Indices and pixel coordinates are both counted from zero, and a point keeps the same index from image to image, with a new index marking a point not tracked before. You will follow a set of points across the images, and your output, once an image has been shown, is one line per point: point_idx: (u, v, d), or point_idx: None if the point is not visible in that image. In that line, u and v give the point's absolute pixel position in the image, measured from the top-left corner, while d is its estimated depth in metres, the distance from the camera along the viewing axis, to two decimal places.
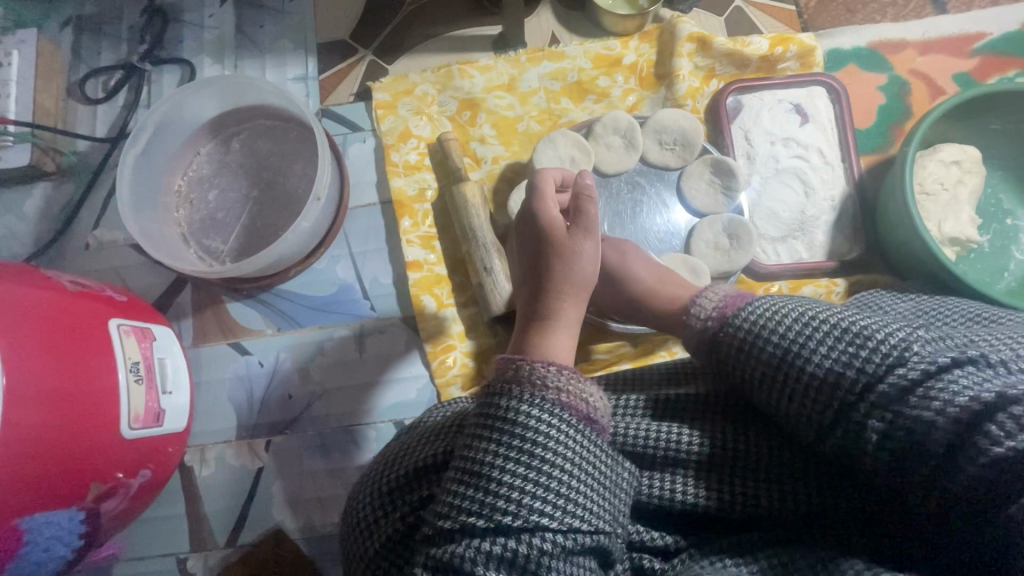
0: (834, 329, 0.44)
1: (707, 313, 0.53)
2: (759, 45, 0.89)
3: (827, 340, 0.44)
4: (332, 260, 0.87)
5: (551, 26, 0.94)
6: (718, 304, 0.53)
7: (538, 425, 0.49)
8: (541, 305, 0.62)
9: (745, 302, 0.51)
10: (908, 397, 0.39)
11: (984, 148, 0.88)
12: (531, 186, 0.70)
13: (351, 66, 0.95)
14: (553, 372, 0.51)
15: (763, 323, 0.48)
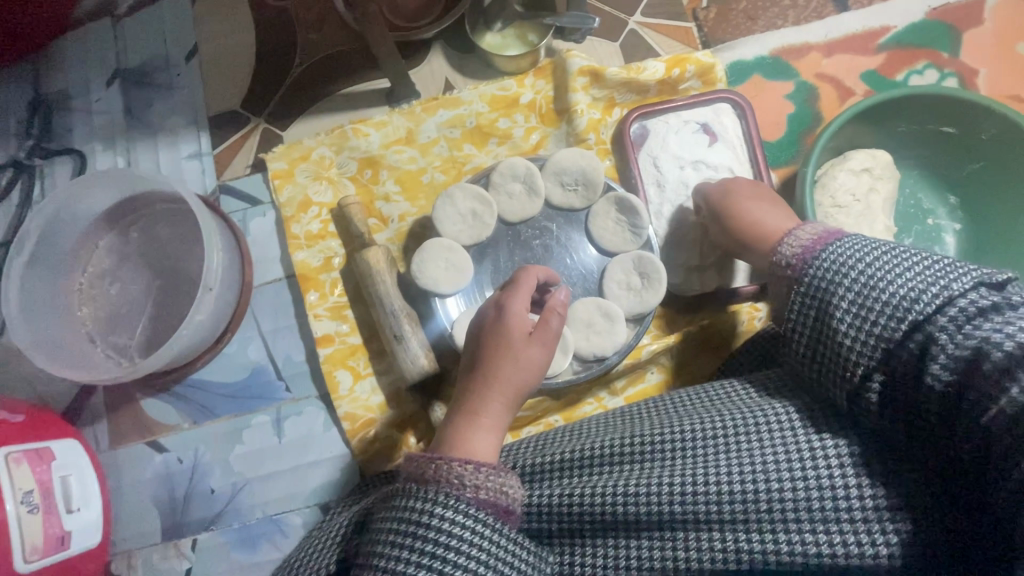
0: (866, 270, 0.49)
1: (799, 248, 0.56)
2: (654, 69, 0.87)
3: (848, 294, 0.49)
4: (243, 343, 0.85)
5: (444, 72, 0.91)
6: (809, 240, 0.56)
7: (450, 528, 0.54)
8: (471, 402, 0.66)
9: (835, 240, 0.54)
10: (965, 330, 0.43)
11: (896, 150, 0.85)
12: (513, 279, 0.74)
13: (245, 137, 0.92)
14: (468, 473, 0.57)
15: (835, 270, 0.51)
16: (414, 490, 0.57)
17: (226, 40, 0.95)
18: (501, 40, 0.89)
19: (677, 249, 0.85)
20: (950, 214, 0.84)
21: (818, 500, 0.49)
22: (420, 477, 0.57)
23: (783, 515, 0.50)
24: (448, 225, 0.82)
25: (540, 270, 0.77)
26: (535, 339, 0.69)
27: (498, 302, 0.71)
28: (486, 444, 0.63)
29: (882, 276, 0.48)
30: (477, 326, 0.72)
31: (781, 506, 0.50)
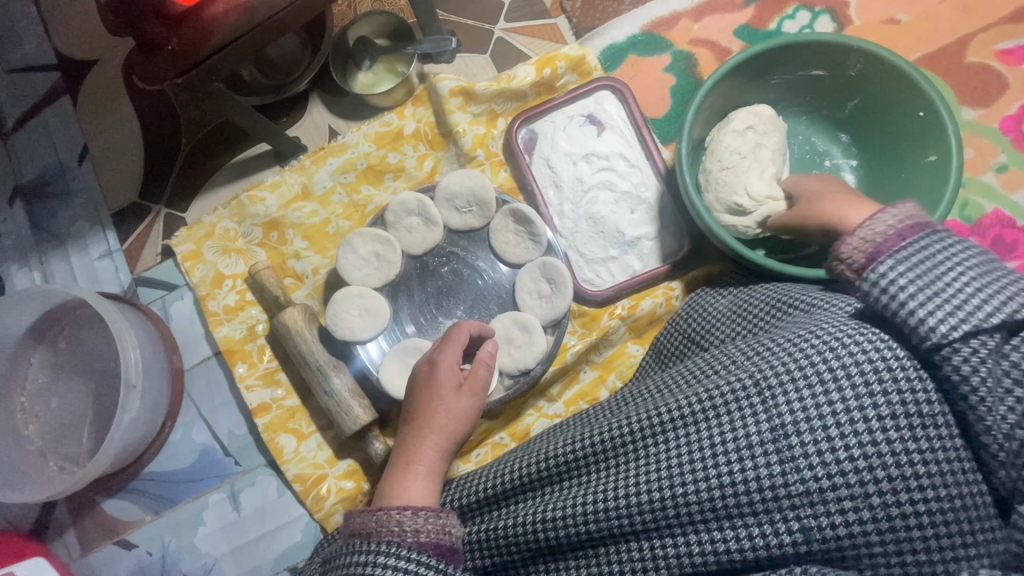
0: (962, 271, 0.49)
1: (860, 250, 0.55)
2: (524, 74, 0.87)
3: (960, 283, 0.48)
4: (186, 428, 0.86)
5: (326, 120, 0.92)
6: (868, 246, 0.55)
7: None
8: (403, 451, 0.66)
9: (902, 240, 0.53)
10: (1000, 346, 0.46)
11: (778, 102, 0.85)
12: (444, 332, 0.73)
13: (150, 227, 0.93)
14: (409, 517, 0.56)
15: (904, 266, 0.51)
16: (359, 543, 0.55)
17: (113, 135, 0.96)
18: (373, 77, 0.90)
19: (584, 244, 0.86)
20: (846, 151, 0.84)
21: (739, 496, 0.51)
22: (358, 532, 0.56)
23: (705, 513, 0.52)
24: (353, 273, 0.82)
25: (473, 324, 0.74)
26: (470, 386, 0.69)
27: (434, 358, 0.70)
28: (425, 491, 0.63)
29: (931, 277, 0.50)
30: (412, 391, 0.71)
31: (704, 505, 0.52)
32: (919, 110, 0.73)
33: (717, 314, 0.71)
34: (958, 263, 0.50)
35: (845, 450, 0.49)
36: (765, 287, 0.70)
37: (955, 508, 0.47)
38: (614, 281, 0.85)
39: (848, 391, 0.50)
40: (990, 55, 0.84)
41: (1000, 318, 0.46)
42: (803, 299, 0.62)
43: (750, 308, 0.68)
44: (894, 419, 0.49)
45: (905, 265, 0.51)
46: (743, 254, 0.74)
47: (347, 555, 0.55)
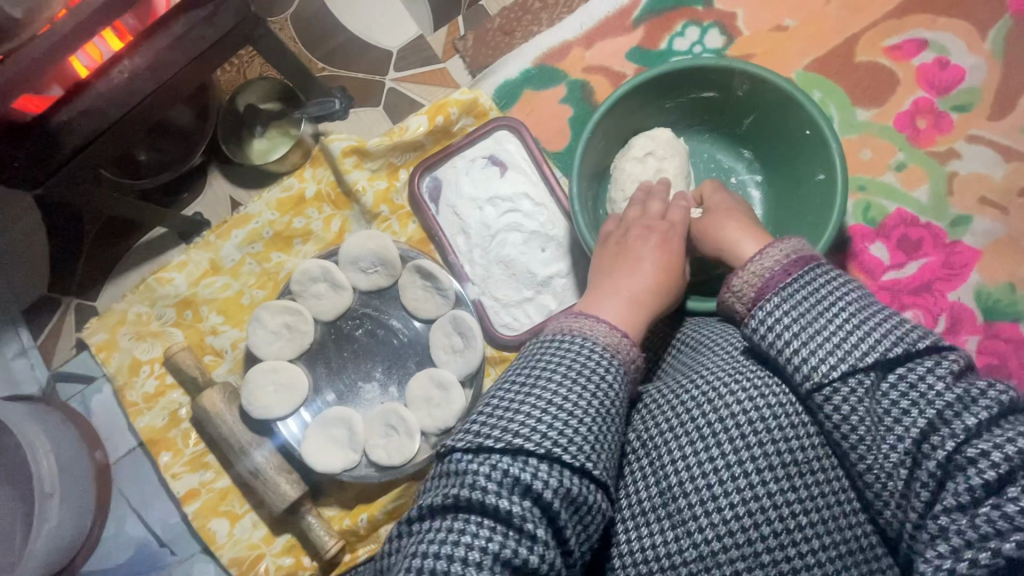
0: (847, 306, 0.46)
1: (749, 291, 0.53)
2: (417, 124, 0.86)
3: (844, 320, 0.45)
4: (119, 522, 0.85)
5: (227, 191, 0.91)
6: (759, 280, 0.52)
7: (590, 372, 0.46)
8: None
9: (799, 272, 0.50)
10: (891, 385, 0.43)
11: (679, 122, 0.83)
12: None
13: (62, 318, 0.91)
14: (596, 327, 0.50)
15: (798, 298, 0.48)
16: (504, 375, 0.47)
17: None
18: (268, 142, 0.88)
19: (498, 288, 0.85)
20: (750, 167, 0.83)
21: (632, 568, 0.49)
22: (544, 341, 0.49)
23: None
24: (266, 347, 0.81)
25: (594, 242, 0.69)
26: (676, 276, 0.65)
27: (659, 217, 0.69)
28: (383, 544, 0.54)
29: (814, 313, 0.46)
30: None
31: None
32: (805, 128, 0.72)
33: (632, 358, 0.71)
34: (844, 296, 0.47)
35: (748, 476, 0.48)
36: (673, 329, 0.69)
37: (839, 561, 0.46)
38: (532, 323, 0.84)
39: (727, 444, 0.49)
40: (878, 52, 0.84)
41: (877, 355, 0.43)
42: (694, 341, 0.63)
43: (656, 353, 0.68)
44: (772, 469, 0.48)
45: (794, 300, 0.48)
46: None
47: (508, 380, 0.47)
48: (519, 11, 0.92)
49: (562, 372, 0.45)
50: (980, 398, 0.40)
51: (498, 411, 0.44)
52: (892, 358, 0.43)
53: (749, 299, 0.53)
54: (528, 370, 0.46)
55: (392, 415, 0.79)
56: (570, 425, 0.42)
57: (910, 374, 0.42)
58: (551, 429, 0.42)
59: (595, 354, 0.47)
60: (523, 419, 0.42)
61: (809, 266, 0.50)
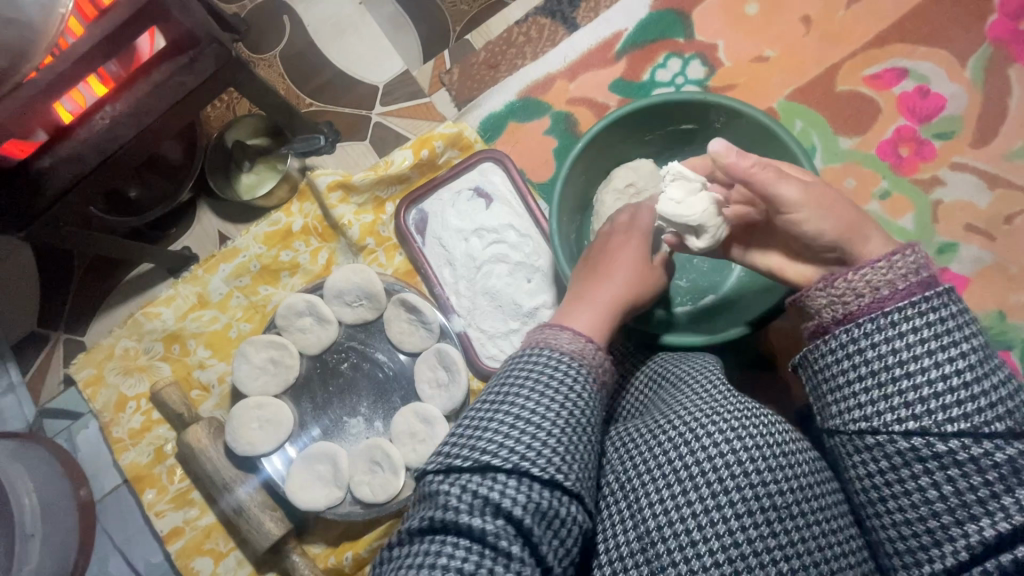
0: (950, 359, 0.40)
1: (834, 305, 0.46)
2: (402, 158, 0.87)
3: (940, 374, 0.40)
4: (102, 562, 0.84)
5: (215, 226, 0.91)
6: (851, 295, 0.44)
7: (566, 389, 0.45)
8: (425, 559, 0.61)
9: (912, 303, 0.42)
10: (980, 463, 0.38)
11: (661, 153, 0.84)
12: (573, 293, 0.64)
13: (49, 354, 0.91)
14: (579, 344, 0.49)
15: (895, 334, 0.41)
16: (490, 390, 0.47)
17: None
18: (255, 177, 0.89)
19: (485, 319, 0.85)
20: None
21: None
22: (527, 354, 0.48)
23: None
24: (250, 382, 0.81)
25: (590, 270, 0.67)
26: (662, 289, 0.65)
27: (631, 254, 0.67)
28: None
29: (909, 358, 0.40)
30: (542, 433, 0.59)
31: None
32: (784, 160, 0.72)
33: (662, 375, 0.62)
34: (952, 346, 0.40)
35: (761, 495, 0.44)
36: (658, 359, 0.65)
37: None
38: None
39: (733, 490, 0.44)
40: (859, 81, 0.84)
41: (968, 425, 0.38)
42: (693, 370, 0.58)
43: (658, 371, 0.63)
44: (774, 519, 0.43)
45: (888, 334, 0.41)
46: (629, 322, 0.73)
47: (495, 392, 0.46)
48: (502, 46, 0.94)
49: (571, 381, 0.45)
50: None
51: (472, 430, 0.43)
52: (989, 429, 0.38)
53: (839, 313, 0.45)
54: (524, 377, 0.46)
55: (377, 451, 0.78)
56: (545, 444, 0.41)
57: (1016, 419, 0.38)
58: (529, 447, 0.41)
59: (571, 371, 0.46)
60: (503, 432, 0.42)
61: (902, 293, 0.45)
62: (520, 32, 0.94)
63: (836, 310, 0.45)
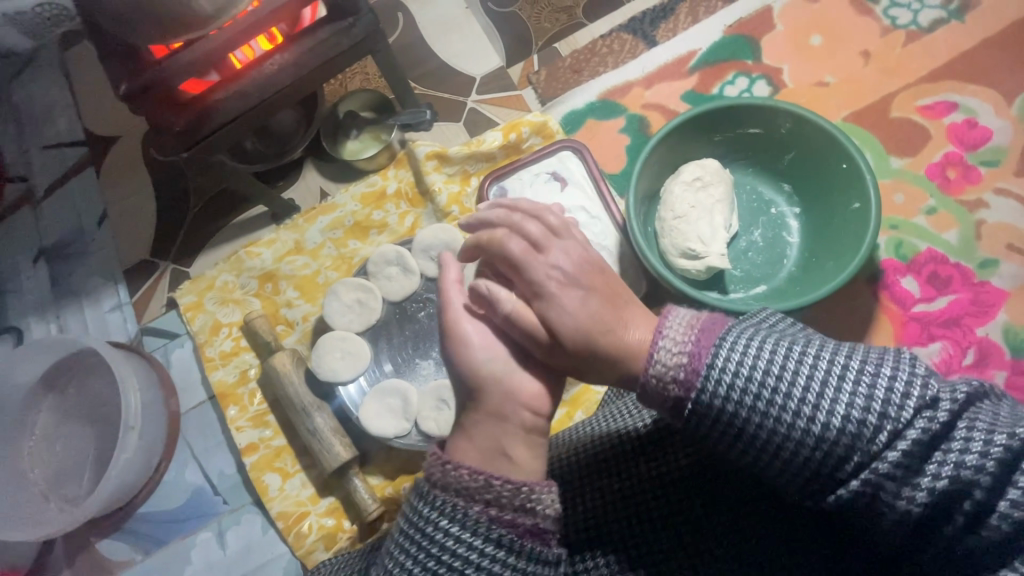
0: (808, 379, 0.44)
1: (675, 360, 0.48)
2: (492, 138, 0.98)
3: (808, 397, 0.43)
4: (179, 468, 0.92)
5: (318, 183, 1.03)
6: (683, 345, 0.48)
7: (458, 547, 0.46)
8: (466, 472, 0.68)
9: (716, 340, 0.47)
10: (908, 464, 0.40)
11: (727, 155, 0.93)
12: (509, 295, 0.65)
13: (156, 281, 1.02)
14: (470, 480, 0.48)
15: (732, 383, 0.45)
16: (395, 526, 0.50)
17: (131, 200, 1.08)
18: (360, 144, 1.01)
19: None
20: (789, 200, 0.91)
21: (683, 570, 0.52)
22: (422, 489, 0.49)
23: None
24: (338, 318, 0.90)
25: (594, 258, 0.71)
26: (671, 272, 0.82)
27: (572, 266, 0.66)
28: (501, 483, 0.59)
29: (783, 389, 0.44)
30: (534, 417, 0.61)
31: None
32: (841, 162, 0.81)
33: None
34: (791, 371, 0.44)
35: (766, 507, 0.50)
36: None
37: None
38: None
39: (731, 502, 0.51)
40: (912, 110, 0.93)
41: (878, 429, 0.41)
42: None
43: None
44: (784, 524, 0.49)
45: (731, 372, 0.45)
46: (691, 293, 0.80)
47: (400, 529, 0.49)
48: (587, 54, 1.06)
49: (456, 529, 0.46)
50: (928, 431, 0.40)
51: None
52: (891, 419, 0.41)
53: (678, 385, 0.47)
54: (421, 527, 0.47)
55: (446, 390, 0.85)
56: None
57: (852, 426, 0.42)
58: None
59: (458, 527, 0.46)
60: None
61: (719, 340, 0.47)
62: (604, 44, 1.06)
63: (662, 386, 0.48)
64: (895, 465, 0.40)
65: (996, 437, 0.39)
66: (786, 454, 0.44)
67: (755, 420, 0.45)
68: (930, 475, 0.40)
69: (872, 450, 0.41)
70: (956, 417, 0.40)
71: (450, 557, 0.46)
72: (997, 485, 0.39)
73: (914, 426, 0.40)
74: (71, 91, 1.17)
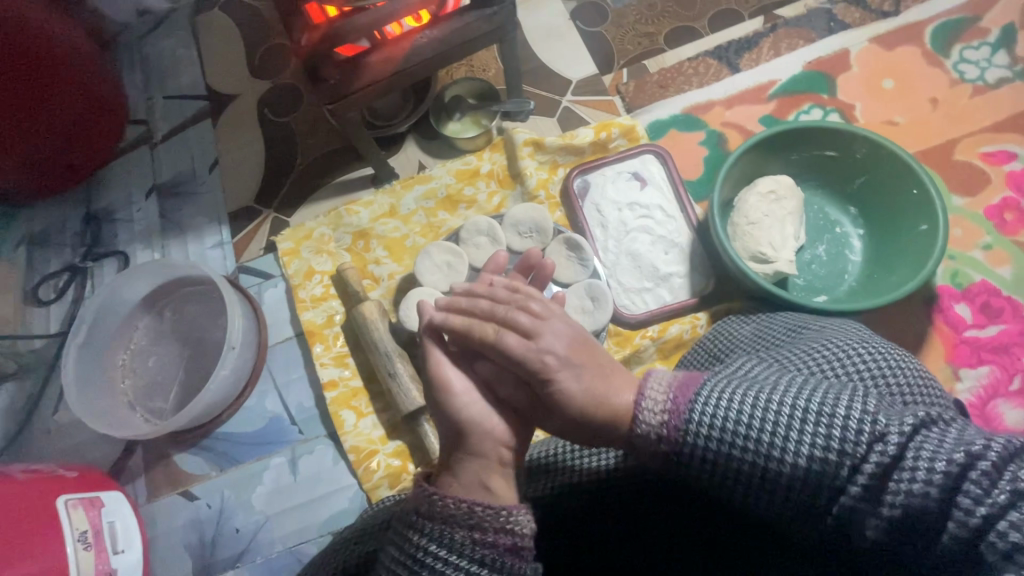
0: (790, 416, 0.53)
1: (660, 411, 0.58)
2: (585, 134, 1.07)
3: (794, 428, 0.52)
4: (260, 396, 0.98)
5: (417, 156, 1.12)
6: (666, 399, 0.58)
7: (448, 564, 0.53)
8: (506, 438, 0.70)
9: (693, 394, 0.58)
10: (891, 472, 0.49)
11: (800, 174, 1.00)
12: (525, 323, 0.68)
13: (257, 226, 1.12)
14: (460, 508, 0.55)
15: (720, 423, 0.55)
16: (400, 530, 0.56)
17: (241, 152, 1.18)
18: (461, 126, 1.11)
19: (625, 274, 1.00)
20: (855, 221, 0.98)
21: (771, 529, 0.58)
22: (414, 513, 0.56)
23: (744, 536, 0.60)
24: (427, 276, 0.98)
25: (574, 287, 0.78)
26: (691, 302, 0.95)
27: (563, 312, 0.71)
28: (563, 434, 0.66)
29: (773, 434, 0.53)
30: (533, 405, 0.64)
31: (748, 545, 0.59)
32: (913, 188, 0.88)
33: (739, 340, 0.81)
34: (774, 411, 0.54)
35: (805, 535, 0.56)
36: (782, 316, 0.82)
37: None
38: (648, 308, 0.98)
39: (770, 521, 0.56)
40: (974, 155, 1.01)
41: (869, 457, 0.49)
42: (814, 325, 0.74)
43: (770, 334, 0.79)
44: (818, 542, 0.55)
45: (718, 415, 0.55)
46: (764, 288, 0.86)
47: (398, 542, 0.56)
48: (673, 73, 1.16)
49: (445, 551, 0.53)
50: (881, 461, 0.49)
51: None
52: (872, 434, 0.50)
53: (666, 434, 0.57)
54: (418, 551, 0.54)
55: None
56: None
57: (817, 461, 0.51)
58: None
59: (445, 549, 0.53)
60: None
61: (695, 397, 0.57)
62: (690, 65, 1.16)
63: (652, 436, 0.58)
64: (862, 489, 0.50)
65: (935, 465, 0.47)
66: (770, 489, 0.54)
67: (736, 465, 0.54)
68: (891, 494, 0.49)
69: (857, 463, 0.50)
70: (899, 448, 0.49)
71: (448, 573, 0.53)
72: (951, 490, 0.47)
73: (870, 457, 0.49)
74: (198, 48, 1.29)
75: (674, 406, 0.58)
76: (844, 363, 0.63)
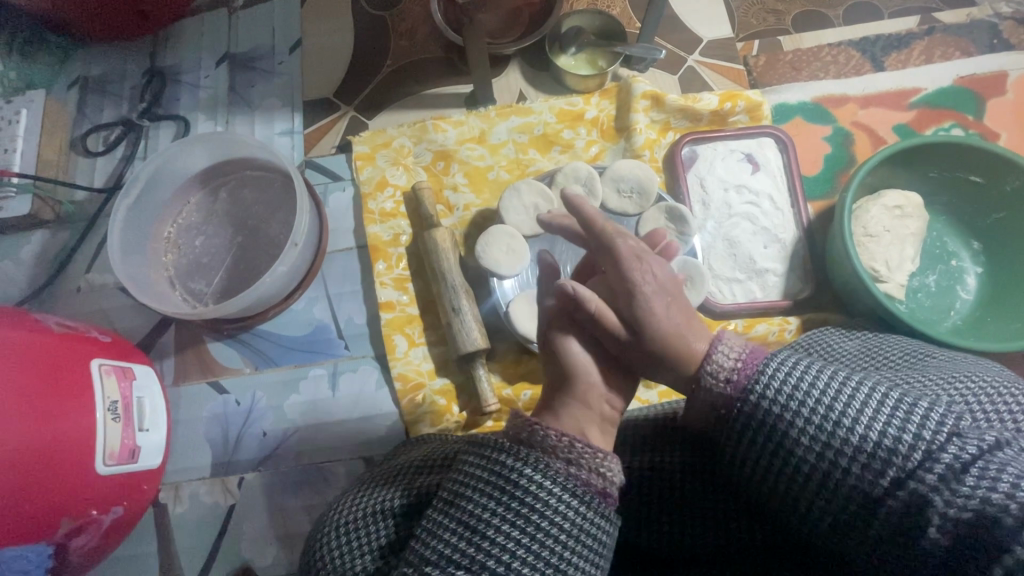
0: (882, 398, 0.44)
1: (726, 371, 0.49)
2: (708, 100, 0.97)
3: (874, 418, 0.43)
4: (309, 301, 0.93)
5: (519, 85, 1.04)
6: (737, 360, 0.49)
7: (545, 493, 0.47)
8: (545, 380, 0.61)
9: (766, 358, 0.49)
10: (963, 478, 0.40)
11: (927, 194, 0.93)
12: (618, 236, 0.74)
13: (333, 122, 1.03)
14: (565, 444, 0.49)
15: (787, 389, 0.46)
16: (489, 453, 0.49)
17: (327, 38, 1.08)
18: (574, 62, 1.02)
19: (718, 261, 0.93)
20: (974, 257, 0.91)
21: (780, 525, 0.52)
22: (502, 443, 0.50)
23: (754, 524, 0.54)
24: (512, 215, 0.91)
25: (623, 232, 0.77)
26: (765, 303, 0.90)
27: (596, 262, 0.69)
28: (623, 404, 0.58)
29: (846, 406, 0.44)
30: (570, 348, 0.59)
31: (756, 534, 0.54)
32: None
33: (846, 348, 0.68)
34: (854, 390, 0.45)
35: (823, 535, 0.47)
36: (895, 339, 0.69)
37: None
38: (736, 300, 0.91)
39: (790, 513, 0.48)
40: None
41: (948, 457, 0.41)
42: (942, 356, 0.62)
43: (885, 352, 0.65)
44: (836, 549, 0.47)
45: (788, 376, 0.47)
46: (883, 302, 0.79)
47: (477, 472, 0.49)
48: (810, 56, 1.05)
49: (543, 480, 0.47)
50: (959, 458, 0.40)
51: (462, 511, 0.47)
52: (952, 429, 0.41)
53: (729, 386, 0.49)
54: (507, 479, 0.47)
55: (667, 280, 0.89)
56: (524, 543, 0.46)
57: (887, 443, 0.43)
58: (516, 537, 0.46)
59: (544, 475, 0.47)
60: (491, 524, 0.46)
61: (769, 357, 0.48)
62: (830, 51, 1.05)
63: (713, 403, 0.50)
64: (932, 482, 0.41)
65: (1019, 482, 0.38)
66: (818, 470, 0.45)
67: (790, 433, 0.46)
68: (962, 495, 0.40)
69: (909, 468, 0.42)
70: (983, 455, 0.40)
71: (532, 506, 0.46)
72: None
73: (947, 450, 0.41)
74: None
75: (748, 362, 0.49)
76: (955, 384, 0.49)
